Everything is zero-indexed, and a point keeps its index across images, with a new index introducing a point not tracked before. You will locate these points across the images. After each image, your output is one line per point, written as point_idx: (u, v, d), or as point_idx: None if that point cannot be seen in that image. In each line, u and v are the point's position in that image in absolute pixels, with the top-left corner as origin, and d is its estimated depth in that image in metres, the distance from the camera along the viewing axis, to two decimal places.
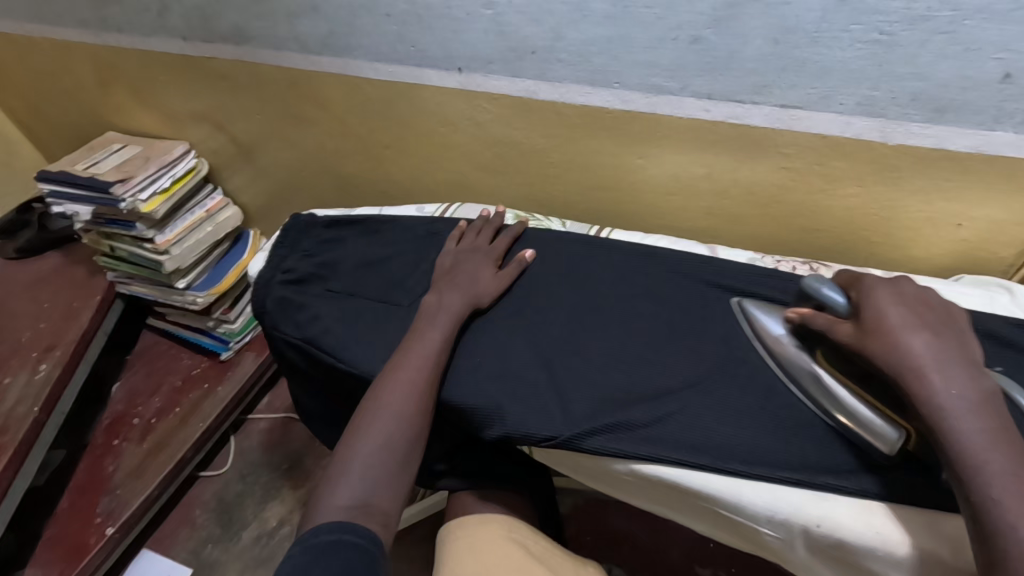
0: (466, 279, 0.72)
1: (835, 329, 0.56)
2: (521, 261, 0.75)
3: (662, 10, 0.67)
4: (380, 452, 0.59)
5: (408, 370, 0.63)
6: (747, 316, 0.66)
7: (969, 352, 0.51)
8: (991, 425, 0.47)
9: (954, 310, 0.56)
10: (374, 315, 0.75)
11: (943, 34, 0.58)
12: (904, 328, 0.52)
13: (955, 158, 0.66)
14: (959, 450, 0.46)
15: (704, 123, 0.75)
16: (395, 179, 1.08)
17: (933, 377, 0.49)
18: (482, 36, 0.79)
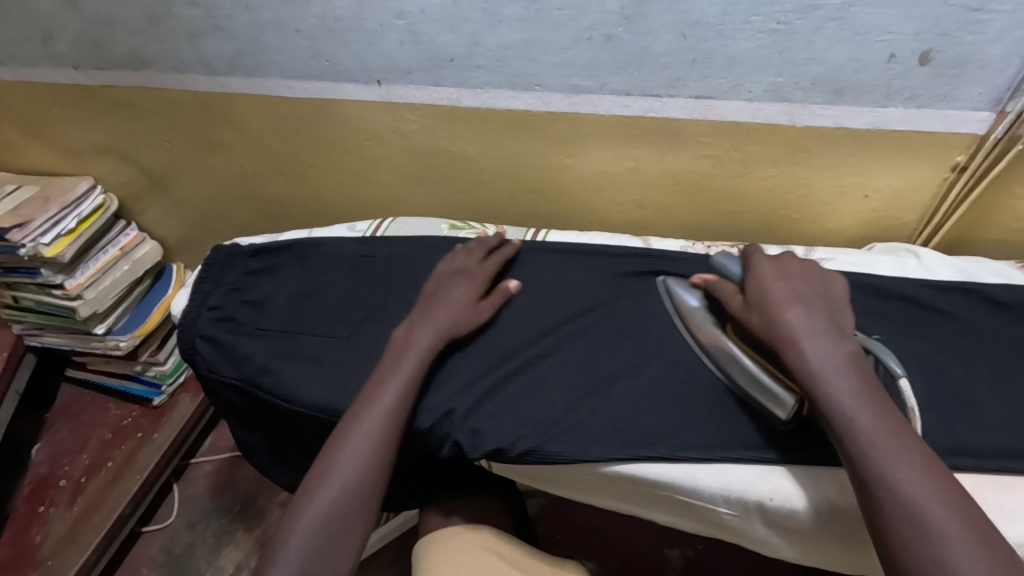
0: (444, 310, 0.68)
1: (729, 299, 0.60)
2: (505, 291, 0.71)
3: (572, 12, 0.68)
4: (361, 461, 0.57)
5: (401, 377, 0.62)
6: (670, 294, 0.68)
7: (835, 321, 0.56)
8: (856, 383, 0.50)
9: (828, 278, 0.61)
10: (310, 348, 0.73)
11: (833, 20, 0.61)
12: (779, 298, 0.56)
13: (856, 135, 0.71)
14: (832, 411, 0.50)
15: (625, 118, 0.77)
16: (323, 198, 1.05)
17: (806, 346, 0.53)
18: (398, 47, 0.78)
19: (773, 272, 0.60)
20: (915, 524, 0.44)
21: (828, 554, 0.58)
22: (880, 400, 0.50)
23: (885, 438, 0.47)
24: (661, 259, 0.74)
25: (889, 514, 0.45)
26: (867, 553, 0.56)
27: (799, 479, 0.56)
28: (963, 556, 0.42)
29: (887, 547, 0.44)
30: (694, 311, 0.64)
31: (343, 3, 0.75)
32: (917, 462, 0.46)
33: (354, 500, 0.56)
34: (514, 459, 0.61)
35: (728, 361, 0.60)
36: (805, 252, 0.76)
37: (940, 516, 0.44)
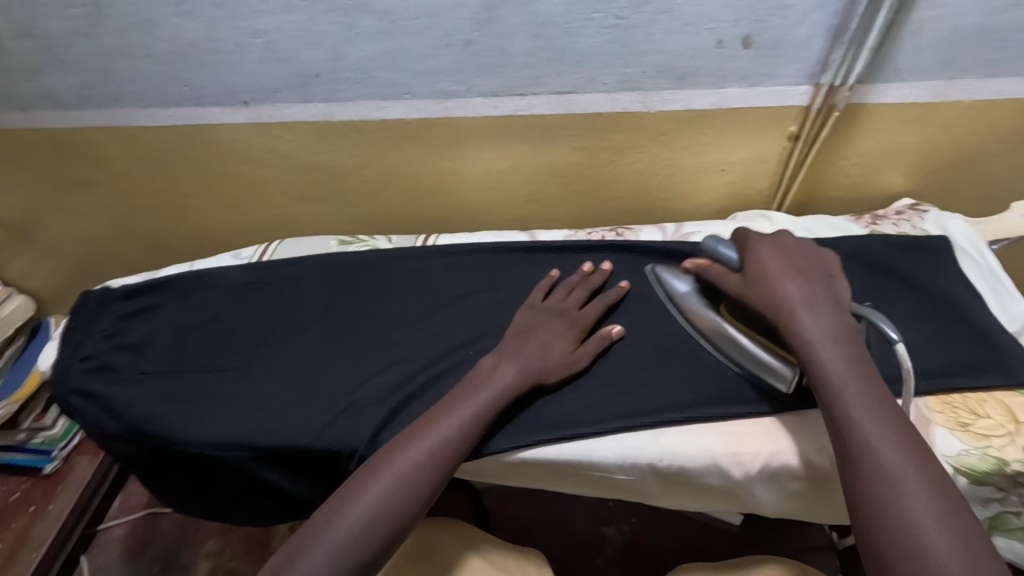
0: (534, 350, 0.63)
1: (726, 279, 0.62)
2: (606, 336, 0.65)
3: (427, 19, 0.69)
4: (405, 487, 0.53)
5: (471, 407, 0.58)
6: (659, 281, 0.70)
7: (833, 295, 0.58)
8: (851, 363, 0.52)
9: (828, 256, 0.62)
10: (197, 387, 0.69)
11: (664, 13, 0.67)
12: (780, 274, 0.58)
13: (704, 115, 0.77)
14: (824, 375, 0.51)
15: (497, 119, 0.80)
16: (207, 228, 1.00)
17: (803, 315, 0.55)
18: (260, 66, 0.76)
19: (770, 248, 0.62)
20: (891, 485, 0.44)
21: (721, 498, 0.62)
22: (870, 373, 0.51)
23: (869, 407, 0.49)
24: (548, 253, 0.79)
25: (865, 474, 0.46)
26: (750, 493, 0.60)
27: (685, 436, 0.60)
28: (931, 523, 0.42)
29: (860, 505, 0.45)
30: (688, 299, 0.67)
31: (191, 24, 0.72)
32: (900, 432, 0.47)
33: (386, 532, 0.51)
34: None
35: (725, 344, 0.63)
36: (675, 228, 0.82)
37: (914, 484, 0.44)
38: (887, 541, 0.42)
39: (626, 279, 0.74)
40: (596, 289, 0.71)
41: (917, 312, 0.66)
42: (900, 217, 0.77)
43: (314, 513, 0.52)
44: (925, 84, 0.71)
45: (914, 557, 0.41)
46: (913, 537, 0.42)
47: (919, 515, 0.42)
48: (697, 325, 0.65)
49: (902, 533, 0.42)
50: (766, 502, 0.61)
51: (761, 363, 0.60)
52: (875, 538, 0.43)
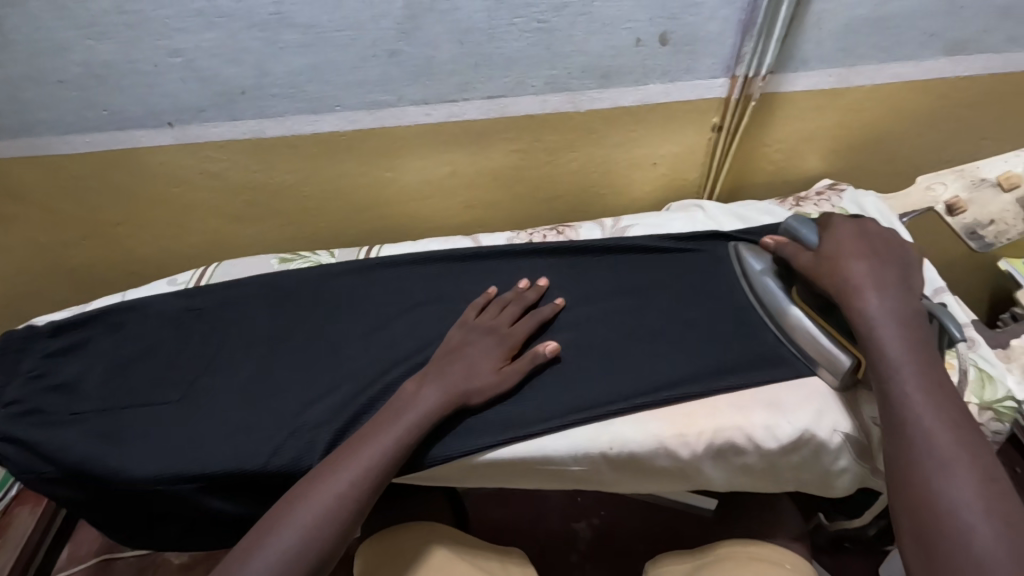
0: (462, 370, 0.63)
1: (799, 256, 0.64)
2: (537, 354, 0.65)
3: (351, 31, 0.69)
4: (321, 525, 0.52)
5: (391, 437, 0.58)
6: (739, 257, 0.72)
7: (902, 280, 0.59)
8: (912, 345, 0.54)
9: (902, 244, 0.63)
10: (134, 423, 0.67)
11: (583, 15, 0.69)
12: (849, 257, 0.61)
13: (631, 112, 0.79)
14: (884, 355, 0.54)
15: (431, 126, 0.80)
16: (141, 256, 0.96)
17: (868, 296, 0.57)
18: (183, 85, 0.74)
19: (845, 233, 0.64)
20: (940, 465, 0.47)
21: (673, 480, 0.64)
22: (929, 357, 0.53)
23: (926, 389, 0.51)
24: (490, 258, 0.80)
25: (914, 453, 0.48)
26: (699, 472, 0.62)
27: (634, 422, 0.62)
28: (978, 506, 0.45)
29: (907, 483, 0.48)
30: (761, 276, 0.68)
31: (106, 46, 0.70)
32: (953, 416, 0.50)
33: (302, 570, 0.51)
34: None
35: (787, 322, 0.65)
36: (614, 223, 0.85)
37: (965, 467, 0.47)
38: (931, 517, 0.45)
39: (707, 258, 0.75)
40: (530, 305, 0.71)
41: None
42: (821, 198, 0.82)
43: (230, 553, 0.52)
44: (830, 71, 0.76)
45: (958, 534, 0.44)
46: (957, 517, 0.45)
47: (965, 496, 0.45)
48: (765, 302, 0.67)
49: (947, 513, 0.45)
50: (715, 480, 0.63)
51: (815, 346, 0.62)
52: (919, 515, 0.46)
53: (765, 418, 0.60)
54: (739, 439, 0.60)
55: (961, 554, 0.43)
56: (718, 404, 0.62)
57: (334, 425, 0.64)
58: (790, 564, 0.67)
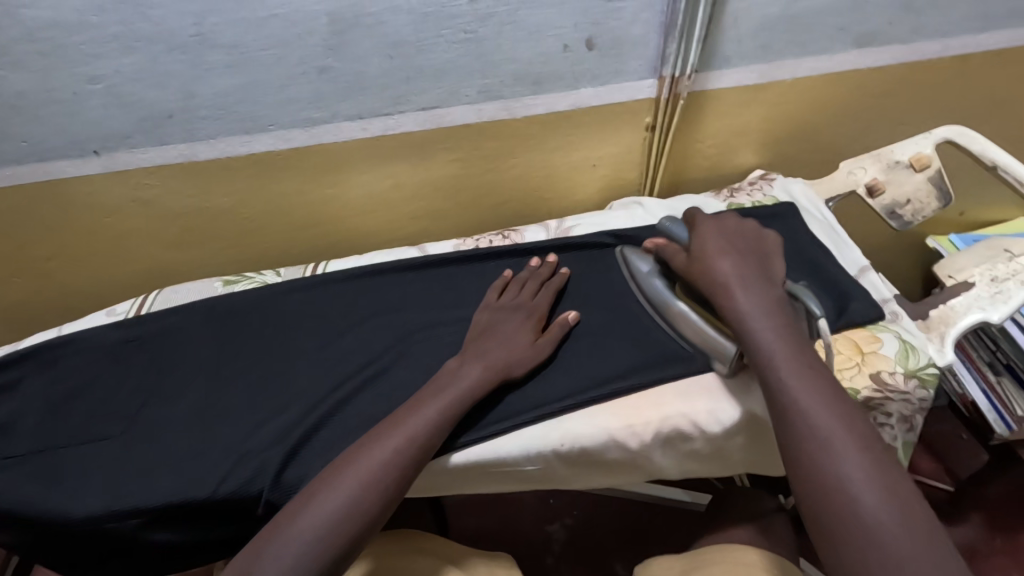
0: (498, 347, 0.64)
1: (675, 257, 0.65)
2: (565, 322, 0.67)
3: (278, 50, 0.69)
4: (363, 494, 0.52)
5: (436, 405, 0.58)
6: (626, 262, 0.73)
7: (766, 267, 0.60)
8: (782, 330, 0.54)
9: (765, 231, 0.65)
10: (73, 464, 0.64)
11: (509, 24, 0.70)
12: (716, 252, 0.61)
13: (566, 116, 0.81)
14: (758, 346, 0.54)
15: (368, 141, 0.80)
16: (77, 289, 0.93)
17: (737, 289, 0.58)
18: (106, 112, 0.72)
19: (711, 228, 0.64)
20: (822, 448, 0.47)
21: (626, 471, 0.65)
22: (800, 343, 0.54)
23: (801, 375, 0.51)
24: (436, 267, 0.80)
25: (798, 440, 0.48)
26: (650, 460, 0.64)
27: (584, 417, 0.63)
28: (861, 479, 0.45)
29: (796, 470, 0.48)
30: (648, 277, 0.69)
31: (20, 75, 0.67)
32: (829, 396, 0.50)
33: (346, 538, 0.51)
34: None
35: (678, 320, 0.66)
36: (558, 225, 0.86)
37: (844, 441, 0.47)
38: (825, 502, 0.45)
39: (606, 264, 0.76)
40: (546, 279, 0.73)
41: None
42: (753, 187, 0.85)
43: (267, 527, 0.52)
44: (751, 68, 0.79)
45: (850, 514, 0.44)
46: (844, 492, 0.45)
47: (849, 469, 0.45)
48: (654, 304, 0.68)
49: (834, 490, 0.45)
50: (666, 467, 0.65)
51: (706, 339, 0.63)
52: (814, 501, 0.46)
53: (710, 403, 0.62)
54: (684, 426, 0.62)
55: (856, 534, 0.43)
56: (663, 392, 0.63)
57: (285, 445, 0.63)
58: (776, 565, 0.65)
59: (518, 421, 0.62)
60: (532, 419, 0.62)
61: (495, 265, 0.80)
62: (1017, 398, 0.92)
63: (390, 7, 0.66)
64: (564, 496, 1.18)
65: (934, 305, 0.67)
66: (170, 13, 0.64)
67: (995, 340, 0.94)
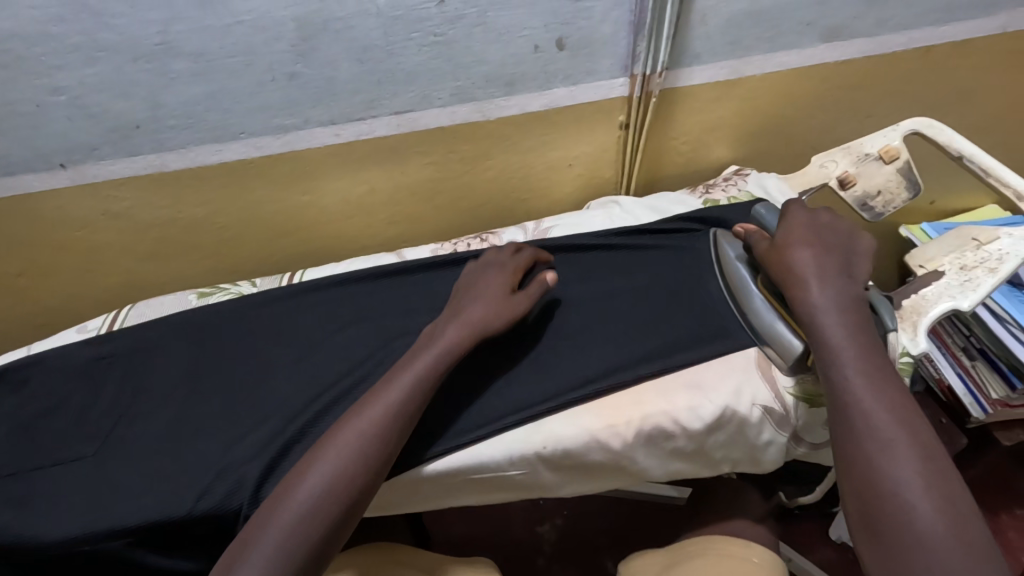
0: (477, 300, 0.65)
1: (758, 243, 0.65)
2: (544, 282, 0.68)
3: (245, 57, 0.68)
4: (337, 479, 0.53)
5: (406, 381, 0.58)
6: (716, 244, 0.73)
7: (846, 263, 0.59)
8: (853, 329, 0.55)
9: (853, 227, 0.63)
10: (47, 485, 0.63)
11: (478, 25, 0.70)
12: (796, 250, 0.60)
13: (540, 116, 0.81)
14: (826, 341, 0.55)
15: (341, 147, 0.79)
16: (48, 305, 0.91)
17: (813, 283, 0.57)
18: (70, 124, 0.70)
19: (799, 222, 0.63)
20: (882, 450, 0.48)
21: (610, 472, 0.65)
22: (873, 342, 0.54)
23: (872, 377, 0.52)
24: (414, 273, 0.80)
25: (858, 439, 0.50)
26: (633, 461, 0.64)
27: (565, 419, 0.63)
28: (918, 485, 0.47)
29: (849, 468, 0.50)
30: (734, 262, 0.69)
31: None
32: (897, 400, 0.51)
33: (324, 522, 0.51)
34: None
35: (748, 308, 0.66)
36: (536, 226, 0.86)
37: (905, 447, 0.48)
38: (880, 503, 0.47)
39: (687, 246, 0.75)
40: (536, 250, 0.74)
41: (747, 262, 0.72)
42: (728, 183, 0.86)
43: (252, 520, 0.52)
44: (722, 64, 0.80)
45: (904, 515, 0.46)
46: (899, 497, 0.47)
47: (906, 474, 0.47)
48: (732, 289, 0.69)
49: (890, 493, 0.47)
50: (651, 467, 0.65)
51: (772, 333, 0.64)
52: (869, 500, 0.48)
53: (689, 400, 0.62)
54: (665, 424, 0.62)
55: (904, 535, 0.45)
56: (643, 391, 0.64)
57: (263, 459, 0.62)
58: (758, 558, 0.66)
59: (498, 426, 0.62)
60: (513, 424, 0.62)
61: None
62: (991, 381, 0.95)
63: (358, 11, 0.66)
64: (553, 497, 1.18)
65: (906, 295, 0.68)
66: (132, 21, 0.63)
67: (968, 327, 0.96)
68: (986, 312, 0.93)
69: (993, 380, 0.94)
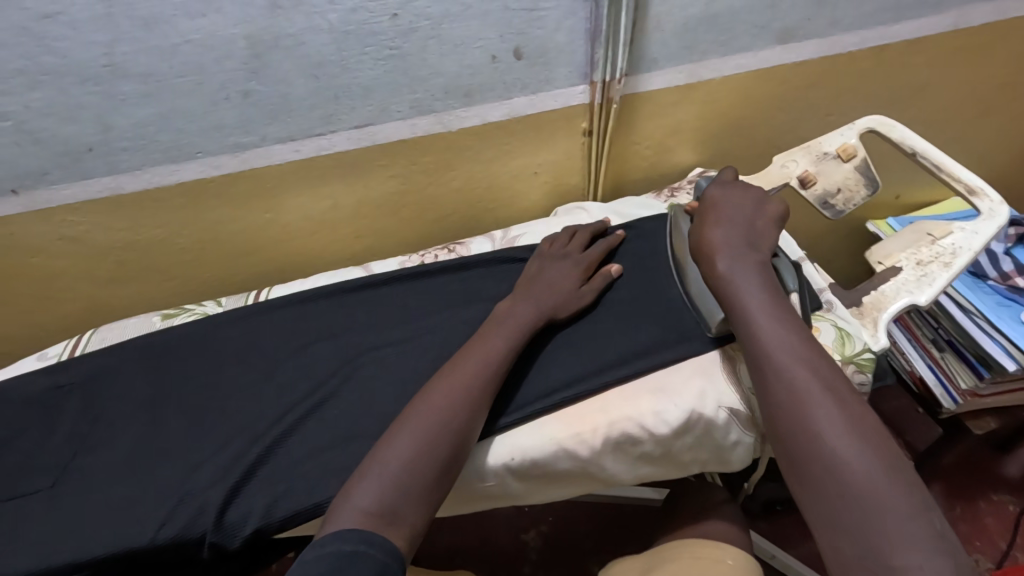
0: (547, 287, 0.70)
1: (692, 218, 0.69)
2: (609, 274, 0.72)
3: (196, 76, 0.67)
4: (431, 435, 0.55)
5: (490, 350, 0.62)
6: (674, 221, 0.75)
7: (753, 234, 0.63)
8: (762, 290, 0.57)
9: (768, 199, 0.67)
10: (2, 521, 0.62)
11: (432, 38, 0.70)
12: (711, 232, 0.63)
13: (501, 125, 0.81)
14: (738, 308, 0.57)
15: (301, 162, 0.78)
16: (7, 334, 0.89)
17: (721, 256, 0.61)
18: (19, 150, 0.69)
19: (718, 201, 0.67)
20: (802, 406, 0.50)
21: (580, 480, 0.65)
22: (785, 306, 0.56)
23: (783, 335, 0.54)
24: (380, 288, 0.79)
25: (781, 401, 0.51)
26: (602, 468, 0.63)
27: (530, 429, 0.62)
28: (832, 428, 0.48)
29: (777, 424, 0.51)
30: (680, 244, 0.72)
31: None
32: (806, 353, 0.53)
33: (424, 478, 0.53)
34: (291, 524, 0.60)
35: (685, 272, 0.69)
36: (503, 234, 0.86)
37: (819, 396, 0.50)
38: (819, 474, 0.47)
39: (650, 254, 0.76)
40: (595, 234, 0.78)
41: None
42: (692, 185, 0.86)
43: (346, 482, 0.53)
44: (680, 68, 0.80)
45: (846, 484, 0.45)
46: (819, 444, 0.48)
47: (822, 421, 0.48)
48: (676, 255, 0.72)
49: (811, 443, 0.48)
50: (619, 473, 0.64)
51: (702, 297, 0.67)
52: (810, 480, 0.48)
53: (653, 404, 0.63)
54: (631, 430, 0.62)
55: (827, 477, 0.46)
56: (608, 397, 0.64)
57: (224, 484, 0.61)
58: (733, 560, 0.65)
59: None
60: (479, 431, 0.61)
61: (439, 281, 0.79)
62: (960, 372, 0.95)
63: (309, 27, 0.65)
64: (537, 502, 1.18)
65: (867, 291, 0.69)
66: (77, 44, 0.61)
67: (937, 319, 0.97)
68: (951, 303, 0.94)
69: (962, 371, 0.95)
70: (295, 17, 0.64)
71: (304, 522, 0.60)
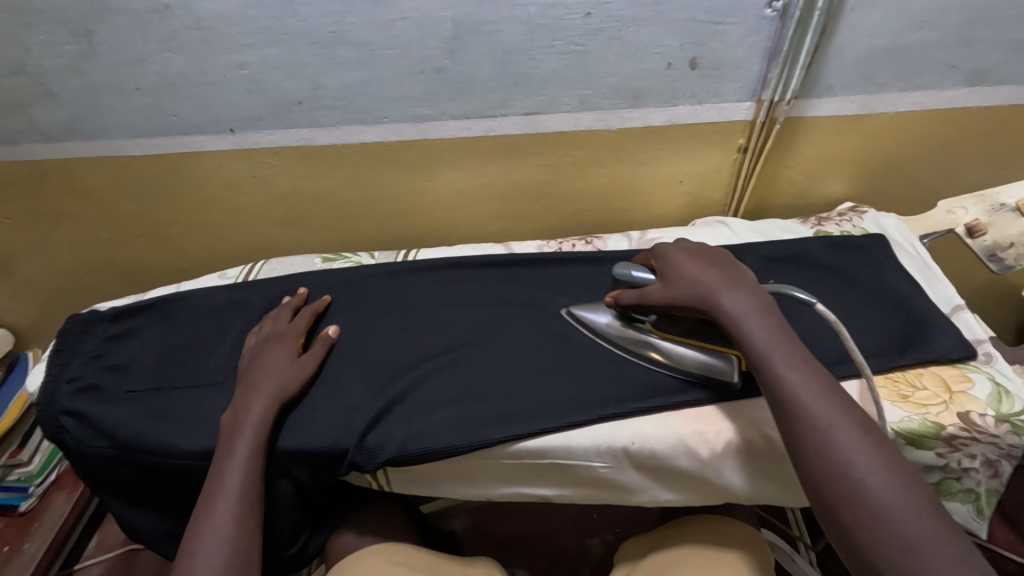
0: (262, 372, 0.69)
1: (639, 294, 0.66)
2: (326, 338, 0.74)
3: (403, 50, 0.75)
4: (236, 511, 0.58)
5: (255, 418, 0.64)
6: (580, 320, 0.74)
7: (736, 279, 0.61)
8: (772, 325, 0.56)
9: (722, 252, 0.67)
10: (184, 405, 0.72)
11: (617, 39, 0.74)
12: (706, 275, 0.61)
13: (660, 130, 0.84)
14: (753, 345, 0.54)
15: (470, 140, 0.85)
16: (187, 253, 1.02)
17: (723, 295, 0.59)
18: (245, 96, 0.81)
19: (676, 258, 0.65)
20: (829, 437, 0.47)
21: (693, 485, 0.65)
22: (794, 342, 0.54)
23: (799, 368, 0.52)
24: (519, 267, 0.84)
25: (807, 435, 0.48)
26: (719, 475, 0.64)
27: (653, 421, 0.65)
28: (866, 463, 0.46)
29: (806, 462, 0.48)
30: (607, 327, 0.71)
31: (181, 58, 0.77)
32: (824, 388, 0.51)
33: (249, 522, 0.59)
34: (425, 459, 0.65)
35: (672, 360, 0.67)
36: (640, 236, 0.88)
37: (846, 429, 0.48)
38: (861, 511, 0.44)
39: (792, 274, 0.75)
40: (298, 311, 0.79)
41: (855, 294, 0.71)
42: (842, 218, 0.84)
43: (190, 524, 0.58)
44: (853, 98, 0.80)
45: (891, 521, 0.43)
46: (851, 479, 0.45)
47: (855, 453, 0.46)
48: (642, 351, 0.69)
49: (843, 478, 0.46)
50: (736, 487, 0.64)
51: (699, 362, 0.65)
52: (858, 521, 0.44)
53: None
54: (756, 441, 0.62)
55: (874, 515, 0.44)
56: (735, 408, 0.64)
57: (370, 410, 0.67)
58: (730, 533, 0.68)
59: (590, 414, 0.65)
60: (613, 414, 0.65)
61: (575, 270, 0.83)
62: None
63: (510, 16, 0.72)
64: (607, 512, 1.17)
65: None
66: (315, 11, 0.72)
67: None
68: None
69: None
70: (500, 6, 0.71)
71: (437, 460, 0.65)
